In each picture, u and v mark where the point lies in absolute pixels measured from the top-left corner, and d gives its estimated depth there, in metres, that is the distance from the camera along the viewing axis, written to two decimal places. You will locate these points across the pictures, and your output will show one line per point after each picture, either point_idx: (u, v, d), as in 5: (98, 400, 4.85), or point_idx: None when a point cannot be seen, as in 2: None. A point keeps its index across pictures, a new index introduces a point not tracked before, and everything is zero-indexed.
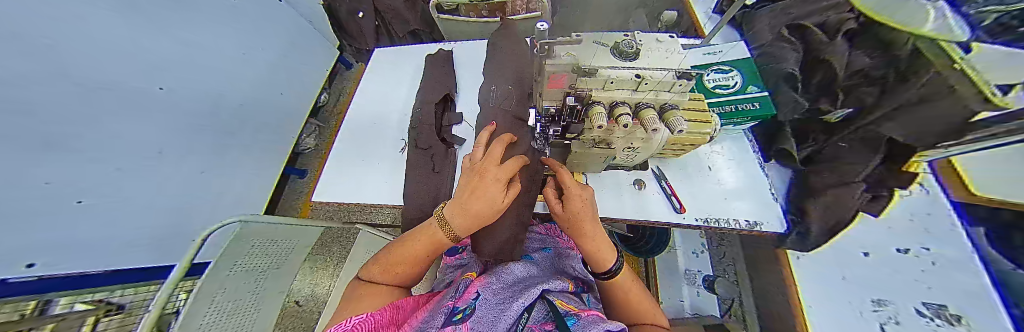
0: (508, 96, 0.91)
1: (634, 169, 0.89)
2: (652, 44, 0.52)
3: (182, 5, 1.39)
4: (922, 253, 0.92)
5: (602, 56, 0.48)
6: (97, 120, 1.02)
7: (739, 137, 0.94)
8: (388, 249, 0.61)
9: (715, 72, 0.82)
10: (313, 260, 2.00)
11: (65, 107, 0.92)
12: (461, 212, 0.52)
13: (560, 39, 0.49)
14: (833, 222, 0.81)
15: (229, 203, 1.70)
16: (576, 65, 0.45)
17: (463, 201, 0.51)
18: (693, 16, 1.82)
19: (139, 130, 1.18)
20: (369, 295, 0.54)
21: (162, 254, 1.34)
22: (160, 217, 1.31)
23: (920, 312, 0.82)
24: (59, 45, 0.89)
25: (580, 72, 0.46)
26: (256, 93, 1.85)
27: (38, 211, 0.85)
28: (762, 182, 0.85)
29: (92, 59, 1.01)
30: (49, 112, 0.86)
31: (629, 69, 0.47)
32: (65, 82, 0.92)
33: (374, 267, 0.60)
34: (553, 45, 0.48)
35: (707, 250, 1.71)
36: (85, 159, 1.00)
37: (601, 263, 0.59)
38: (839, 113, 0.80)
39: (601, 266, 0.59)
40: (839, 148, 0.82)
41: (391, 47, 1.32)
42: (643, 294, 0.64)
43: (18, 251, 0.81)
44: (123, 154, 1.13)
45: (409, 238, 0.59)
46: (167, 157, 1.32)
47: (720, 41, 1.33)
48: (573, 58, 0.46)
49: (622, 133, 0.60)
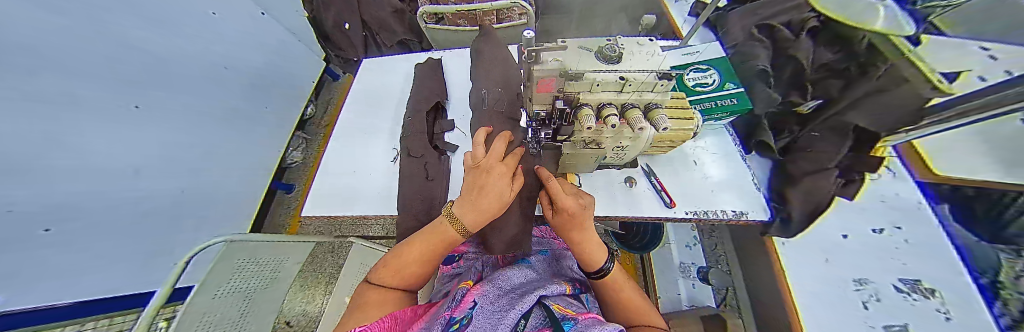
0: (498, 101, 0.92)
1: (624, 168, 0.92)
2: (633, 48, 0.54)
3: (160, 21, 1.35)
4: (895, 233, 0.98)
5: (588, 61, 0.50)
6: (68, 143, 0.97)
7: (721, 131, 0.99)
8: (396, 250, 0.57)
9: (693, 71, 0.86)
10: (303, 278, 1.92)
11: (37, 129, 0.88)
12: (469, 209, 0.50)
13: (546, 45, 0.50)
14: (812, 207, 0.85)
15: (212, 222, 1.62)
16: (563, 70, 0.46)
17: (470, 198, 0.50)
18: (671, 19, 1.91)
19: (114, 151, 1.13)
20: (374, 301, 0.49)
21: (140, 281, 1.26)
22: (136, 242, 1.23)
23: (898, 288, 0.88)
24: (29, 65, 0.86)
25: (567, 77, 0.47)
26: (239, 108, 1.80)
27: (4, 242, 0.80)
28: (744, 173, 0.89)
29: (64, 80, 0.97)
30: (16, 136, 0.82)
31: (614, 72, 0.49)
32: (35, 104, 0.88)
33: (381, 269, 0.55)
34: (540, 50, 0.49)
35: (699, 242, 1.75)
36: (55, 184, 0.94)
37: (590, 262, 0.59)
38: (810, 105, 0.86)
39: (591, 265, 0.59)
40: (810, 137, 0.86)
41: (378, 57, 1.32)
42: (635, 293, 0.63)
43: None
44: (97, 177, 1.07)
45: (418, 238, 0.56)
46: (144, 178, 1.26)
47: (697, 41, 1.40)
48: (561, 63, 0.47)
49: (612, 133, 0.62)
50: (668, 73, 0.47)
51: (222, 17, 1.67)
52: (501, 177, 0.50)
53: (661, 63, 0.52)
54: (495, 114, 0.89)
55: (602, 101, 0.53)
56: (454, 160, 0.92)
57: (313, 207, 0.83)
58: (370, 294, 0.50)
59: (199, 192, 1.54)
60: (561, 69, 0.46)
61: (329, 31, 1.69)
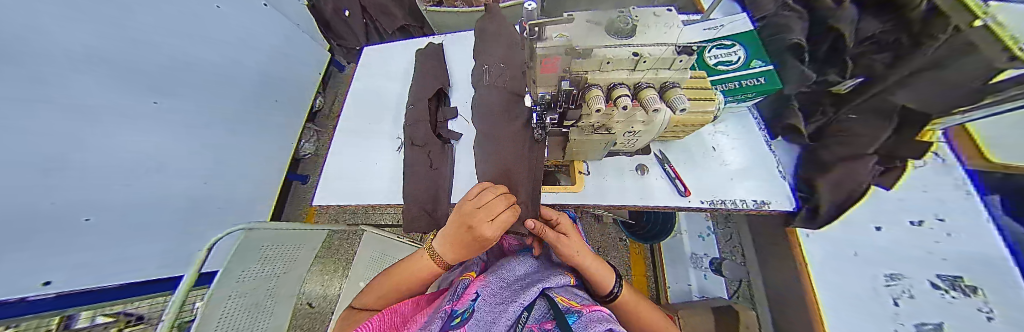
0: (502, 87, 0.88)
1: (636, 154, 0.87)
2: (649, 20, 0.49)
3: (168, 15, 1.37)
4: (936, 225, 0.81)
5: (597, 35, 0.45)
6: (95, 138, 1.02)
7: (744, 115, 0.91)
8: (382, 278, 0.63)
9: (716, 48, 0.78)
10: (321, 263, 2.03)
11: (59, 123, 0.91)
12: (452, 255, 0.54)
13: (551, 19, 0.45)
14: (846, 195, 0.79)
15: (235, 211, 1.71)
16: (569, 47, 0.42)
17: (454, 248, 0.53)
18: None
19: (137, 144, 1.18)
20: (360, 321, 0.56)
21: (174, 264, 1.37)
22: (167, 230, 1.32)
23: (934, 285, 0.73)
24: (48, 62, 0.89)
25: (573, 54, 0.43)
26: (251, 101, 1.84)
27: (46, 229, 0.87)
28: (769, 161, 0.82)
29: (86, 76, 1.01)
30: (43, 130, 0.86)
31: (626, 47, 0.44)
32: (59, 100, 0.92)
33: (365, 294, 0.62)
34: (544, 24, 0.44)
35: (714, 233, 1.67)
36: (89, 176, 1.01)
37: (600, 286, 0.62)
38: (850, 84, 0.75)
39: (602, 290, 0.62)
40: (846, 120, 0.78)
41: (380, 45, 1.29)
42: (648, 305, 0.65)
43: (30, 270, 0.82)
44: (125, 169, 1.14)
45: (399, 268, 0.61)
46: (168, 170, 1.32)
47: (720, 16, 1.27)
48: (567, 40, 0.43)
49: (621, 117, 0.58)
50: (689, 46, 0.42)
51: (227, 10, 1.68)
52: (492, 237, 0.48)
53: (681, 36, 0.47)
54: (499, 100, 0.86)
55: (610, 81, 0.49)
56: (458, 148, 0.90)
57: (325, 196, 0.86)
58: (358, 317, 0.57)
59: (220, 183, 1.61)
60: (567, 45, 0.42)
61: (330, 20, 1.66)
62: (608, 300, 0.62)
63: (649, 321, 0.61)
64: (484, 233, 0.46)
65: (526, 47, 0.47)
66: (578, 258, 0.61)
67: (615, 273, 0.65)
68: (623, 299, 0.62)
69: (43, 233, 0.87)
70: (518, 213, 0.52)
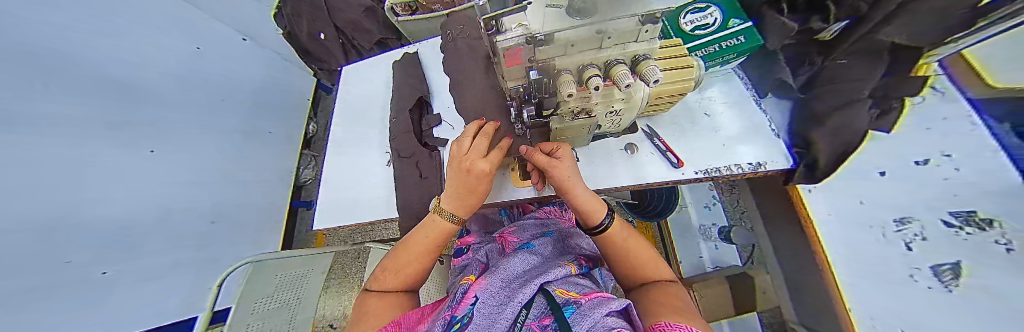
0: (479, 86, 0.86)
1: (623, 134, 0.85)
2: None
3: (147, 65, 1.37)
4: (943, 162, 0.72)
5: (557, 17, 0.43)
6: (89, 197, 1.03)
7: (730, 76, 0.89)
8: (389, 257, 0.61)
9: (690, 13, 0.75)
10: (336, 284, 2.06)
11: (56, 186, 0.93)
12: (456, 203, 0.56)
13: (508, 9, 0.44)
14: (841, 147, 0.77)
15: (246, 245, 1.74)
16: (528, 36, 0.40)
17: (456, 197, 0.55)
18: None
19: (137, 195, 1.20)
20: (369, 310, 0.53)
21: (189, 306, 1.39)
22: (180, 273, 1.35)
23: (949, 224, 0.66)
24: (40, 129, 0.91)
25: (534, 43, 0.41)
26: (246, 135, 1.85)
27: (57, 292, 0.89)
28: (763, 121, 0.80)
29: (79, 135, 1.03)
30: (43, 194, 0.89)
31: (586, 26, 0.41)
32: (57, 163, 0.95)
33: (377, 280, 0.60)
34: (501, 16, 0.44)
35: (720, 202, 1.61)
36: (94, 233, 1.03)
37: (590, 219, 0.60)
38: (834, 30, 0.73)
39: (592, 219, 0.60)
40: (835, 67, 0.75)
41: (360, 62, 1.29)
42: (647, 252, 0.63)
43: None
44: (128, 223, 1.16)
45: (407, 244, 0.59)
46: (172, 216, 1.34)
47: None
48: (528, 30, 0.41)
49: (596, 99, 0.57)
50: (652, 16, 0.39)
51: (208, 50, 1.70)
52: (490, 171, 0.52)
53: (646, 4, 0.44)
54: (482, 100, 0.84)
55: (580, 64, 0.47)
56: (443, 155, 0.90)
57: (326, 220, 0.86)
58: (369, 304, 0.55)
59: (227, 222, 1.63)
60: (525, 35, 0.40)
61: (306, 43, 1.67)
62: (598, 231, 0.60)
63: (650, 270, 0.60)
64: (480, 169, 0.50)
65: (488, 42, 0.47)
66: (572, 184, 0.59)
67: (609, 207, 0.61)
68: (614, 232, 0.60)
69: (55, 294, 0.88)
70: (506, 149, 0.56)
